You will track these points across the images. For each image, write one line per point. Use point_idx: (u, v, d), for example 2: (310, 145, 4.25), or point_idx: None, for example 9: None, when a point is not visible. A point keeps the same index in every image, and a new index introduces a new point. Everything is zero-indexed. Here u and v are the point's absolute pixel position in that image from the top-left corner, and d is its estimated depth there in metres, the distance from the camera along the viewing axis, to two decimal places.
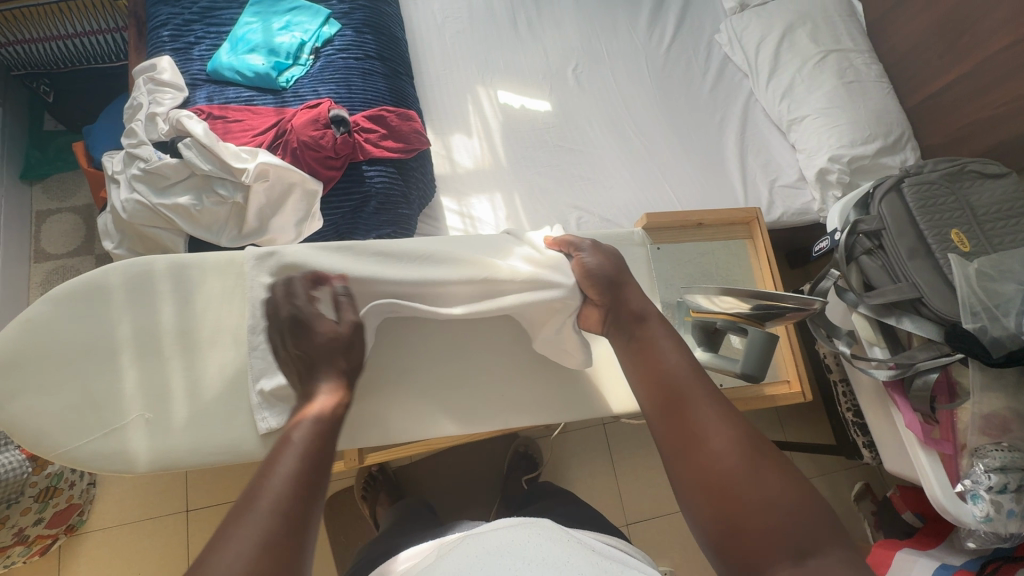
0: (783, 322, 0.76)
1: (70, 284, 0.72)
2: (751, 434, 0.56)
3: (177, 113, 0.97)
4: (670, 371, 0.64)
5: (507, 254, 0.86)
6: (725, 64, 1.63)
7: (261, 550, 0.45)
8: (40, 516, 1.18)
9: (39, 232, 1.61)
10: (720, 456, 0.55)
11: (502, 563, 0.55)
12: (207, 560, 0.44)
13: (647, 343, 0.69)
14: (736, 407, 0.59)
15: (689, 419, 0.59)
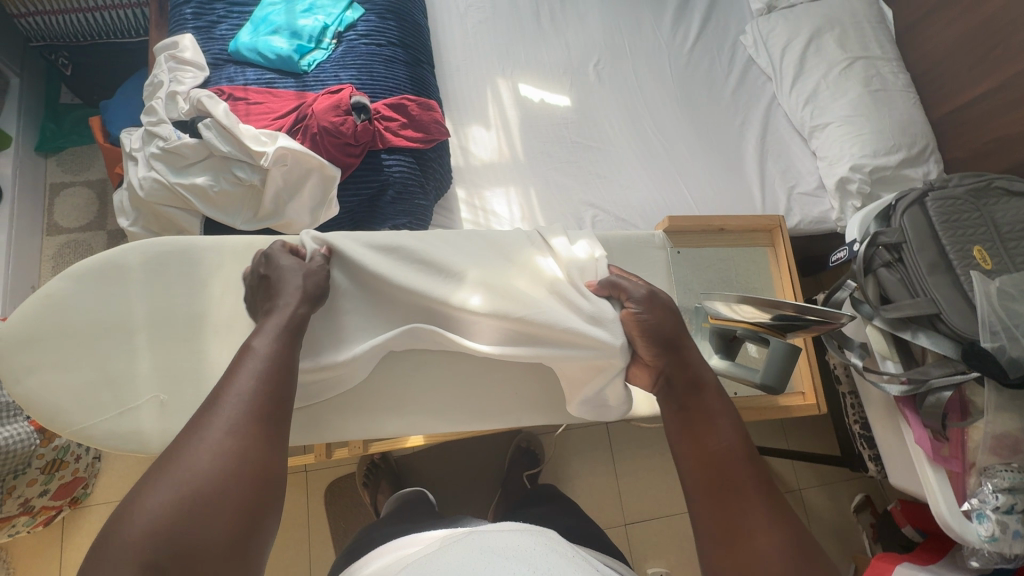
0: (804, 335, 0.75)
1: (92, 261, 0.72)
2: (801, 541, 0.53)
3: (198, 92, 0.97)
4: (720, 453, 0.60)
5: (554, 295, 0.81)
6: (749, 66, 1.61)
7: None
8: (46, 488, 1.19)
9: (52, 205, 1.61)
10: (767, 558, 0.52)
11: (505, 564, 0.55)
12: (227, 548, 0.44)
13: (698, 414, 0.64)
14: (787, 507, 0.56)
15: (737, 511, 0.55)
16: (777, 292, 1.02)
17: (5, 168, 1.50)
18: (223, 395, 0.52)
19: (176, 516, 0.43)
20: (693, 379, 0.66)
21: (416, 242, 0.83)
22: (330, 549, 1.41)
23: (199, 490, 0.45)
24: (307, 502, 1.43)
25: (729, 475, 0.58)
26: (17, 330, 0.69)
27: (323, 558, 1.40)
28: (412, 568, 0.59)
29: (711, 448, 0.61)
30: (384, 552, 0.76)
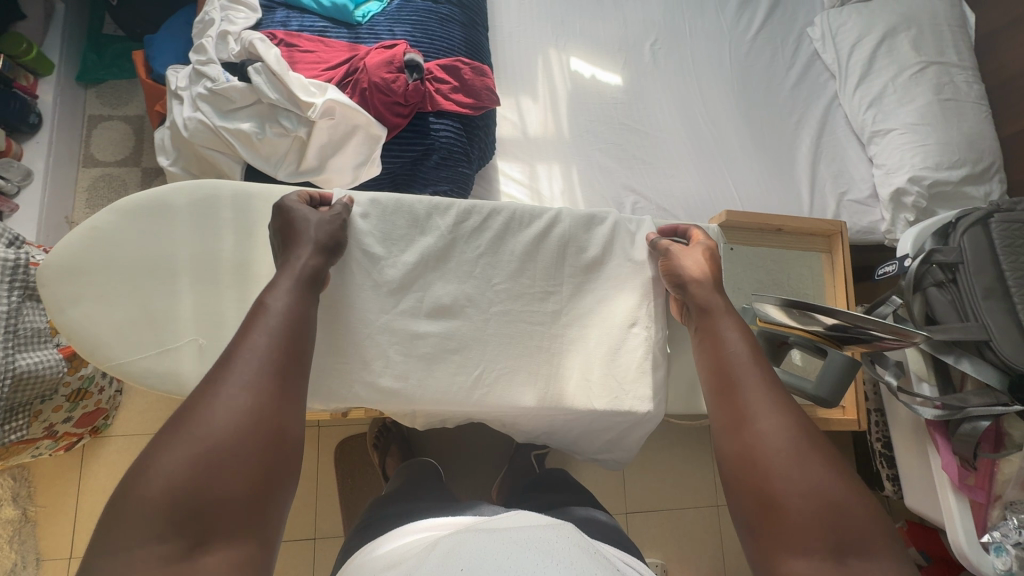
0: (863, 346, 0.76)
1: (140, 197, 0.71)
2: (803, 424, 0.59)
3: (251, 35, 0.94)
4: (731, 361, 0.66)
5: (622, 378, 0.81)
6: (813, 61, 1.53)
7: (262, 374, 0.55)
8: (70, 415, 1.22)
9: (89, 137, 1.61)
10: (766, 437, 0.58)
11: (531, 558, 0.54)
12: (211, 401, 0.52)
13: (709, 332, 0.71)
14: (790, 397, 0.62)
15: (745, 406, 0.61)
16: (825, 302, 0.99)
17: (46, 95, 1.50)
18: (233, 363, 0.55)
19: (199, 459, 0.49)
20: (702, 304, 0.73)
21: (470, 221, 0.80)
22: (336, 503, 1.44)
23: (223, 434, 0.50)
24: (317, 457, 1.46)
25: (740, 377, 0.64)
26: (62, 260, 0.69)
27: (328, 511, 1.43)
28: (439, 556, 0.58)
29: (724, 362, 0.67)
30: (401, 534, 0.78)
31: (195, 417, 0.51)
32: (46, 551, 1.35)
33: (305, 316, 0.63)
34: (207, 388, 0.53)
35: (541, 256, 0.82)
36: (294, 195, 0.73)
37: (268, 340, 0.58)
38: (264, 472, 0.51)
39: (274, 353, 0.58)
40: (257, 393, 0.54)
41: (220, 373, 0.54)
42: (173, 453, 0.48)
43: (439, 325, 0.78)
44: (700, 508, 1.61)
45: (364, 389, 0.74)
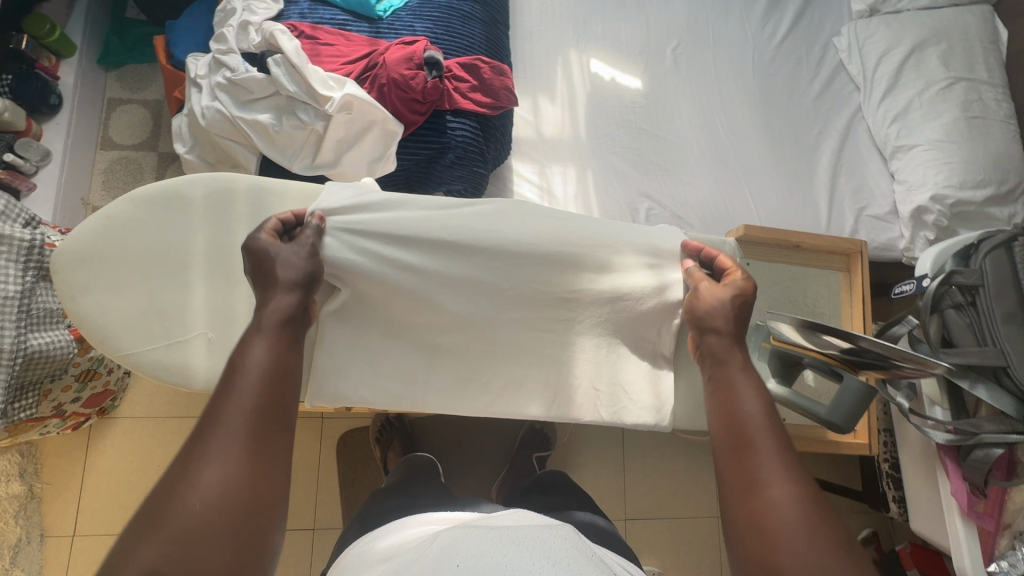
0: (880, 373, 0.75)
1: (156, 188, 0.71)
2: (816, 498, 0.55)
3: (272, 26, 0.94)
4: (745, 417, 0.64)
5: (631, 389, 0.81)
6: (838, 71, 1.50)
7: (248, 438, 0.52)
8: (78, 395, 1.23)
9: (108, 120, 1.63)
10: (776, 506, 0.55)
11: (530, 558, 0.54)
12: (195, 473, 0.49)
13: (724, 384, 0.68)
14: (805, 467, 0.58)
15: (757, 470, 0.58)
16: (841, 321, 0.97)
17: (67, 77, 1.51)
18: (220, 422, 0.53)
19: (180, 542, 0.45)
20: (719, 356, 0.71)
21: (480, 225, 0.79)
22: (336, 494, 1.45)
23: (206, 512, 0.47)
24: (319, 448, 1.47)
25: (755, 439, 0.61)
26: (77, 248, 0.69)
27: (328, 501, 1.44)
28: (433, 553, 0.57)
29: (735, 416, 0.64)
30: (392, 529, 0.77)
31: (173, 501, 0.47)
32: (50, 528, 1.37)
33: (289, 371, 0.60)
34: (186, 463, 0.50)
35: (553, 263, 0.80)
36: (263, 233, 0.68)
37: (250, 400, 0.55)
38: (246, 549, 0.47)
39: (256, 417, 0.54)
40: (238, 467, 0.50)
41: (200, 449, 0.51)
42: (148, 546, 0.44)
43: (448, 330, 0.77)
44: (700, 518, 1.60)
45: (370, 390, 0.74)
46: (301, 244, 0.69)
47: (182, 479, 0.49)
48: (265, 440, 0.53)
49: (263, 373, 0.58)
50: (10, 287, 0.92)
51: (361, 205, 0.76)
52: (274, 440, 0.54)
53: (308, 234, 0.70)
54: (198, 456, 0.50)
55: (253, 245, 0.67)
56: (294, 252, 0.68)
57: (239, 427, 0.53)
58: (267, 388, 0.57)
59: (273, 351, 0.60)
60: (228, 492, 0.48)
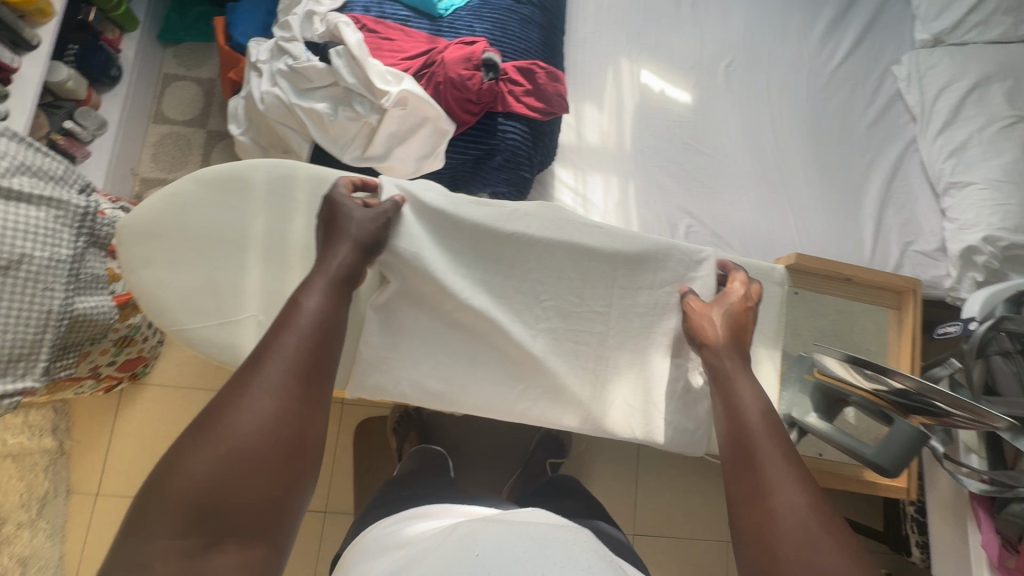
0: (928, 421, 0.75)
1: (220, 169, 0.73)
2: (824, 508, 0.55)
3: (336, 17, 0.95)
4: (750, 416, 0.65)
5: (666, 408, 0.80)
6: (894, 100, 1.46)
7: (290, 377, 0.56)
8: (114, 359, 1.27)
9: (162, 96, 1.67)
10: (782, 514, 0.55)
11: (549, 555, 0.54)
12: (242, 397, 0.54)
13: (726, 393, 0.69)
14: (811, 475, 0.59)
15: (762, 475, 0.59)
16: (887, 359, 0.95)
17: (128, 50, 1.57)
18: (268, 354, 0.57)
19: (221, 458, 0.50)
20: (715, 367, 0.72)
21: (530, 232, 0.79)
22: (350, 479, 1.47)
23: (246, 436, 0.51)
24: (338, 432, 1.49)
25: (761, 443, 0.62)
26: (142, 221, 0.71)
27: (342, 486, 1.46)
28: (455, 540, 0.58)
29: (736, 409, 0.67)
30: (413, 518, 0.78)
31: (218, 423, 0.52)
32: (75, 485, 1.42)
33: (334, 320, 0.63)
34: (236, 390, 0.55)
35: (594, 274, 0.81)
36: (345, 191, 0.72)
37: (297, 341, 0.59)
38: (276, 479, 0.52)
39: (299, 359, 0.58)
40: (280, 402, 0.55)
41: (250, 377, 0.55)
42: (194, 461, 0.49)
43: (487, 337, 0.78)
44: (710, 541, 1.58)
45: (409, 387, 0.74)
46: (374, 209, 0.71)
47: (229, 402, 0.53)
48: (308, 381, 0.58)
49: (309, 328, 0.60)
50: (62, 251, 0.94)
51: (416, 207, 0.76)
52: (316, 379, 0.59)
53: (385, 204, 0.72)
54: (247, 381, 0.55)
55: (329, 191, 0.72)
56: (361, 213, 0.70)
57: (287, 361, 0.57)
58: (315, 332, 0.61)
59: (321, 310, 0.63)
60: (269, 423, 0.53)
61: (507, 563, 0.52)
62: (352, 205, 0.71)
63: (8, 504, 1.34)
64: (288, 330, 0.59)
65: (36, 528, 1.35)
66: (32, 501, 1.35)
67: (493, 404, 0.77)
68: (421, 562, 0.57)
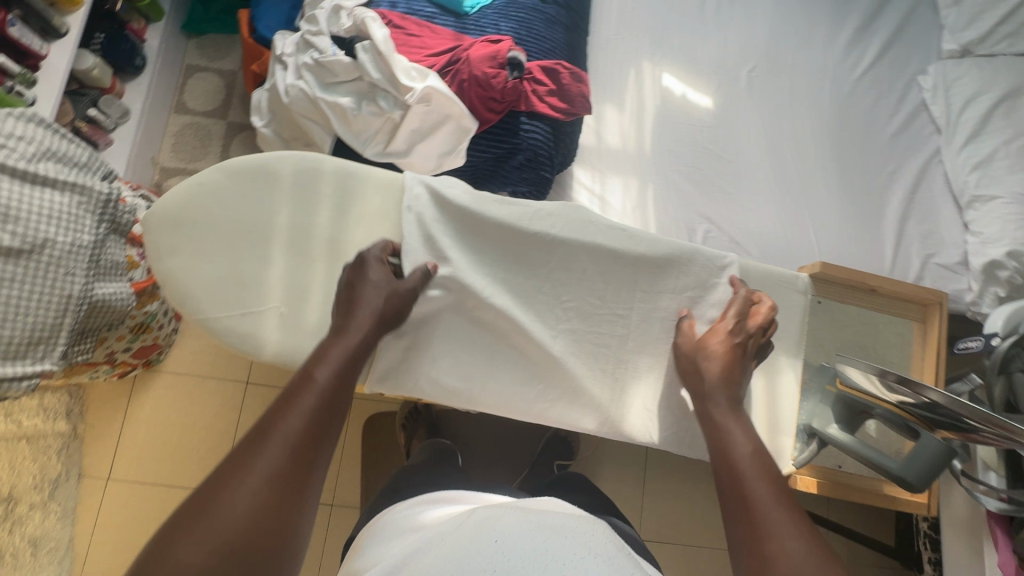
0: (952, 436, 0.72)
1: (247, 160, 0.74)
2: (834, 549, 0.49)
3: (364, 13, 0.96)
4: (742, 458, 0.61)
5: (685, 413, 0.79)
6: (919, 111, 1.44)
7: (291, 453, 0.52)
8: (129, 345, 1.29)
9: (184, 86, 1.69)
10: (789, 557, 0.48)
11: (566, 545, 0.53)
12: (239, 475, 0.49)
13: (717, 435, 0.65)
14: (810, 516, 0.53)
15: (761, 517, 0.53)
16: (910, 371, 0.94)
17: (153, 40, 1.59)
18: (272, 429, 0.53)
19: (210, 546, 0.45)
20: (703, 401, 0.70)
21: (554, 232, 0.79)
22: (358, 473, 1.47)
23: (239, 521, 0.47)
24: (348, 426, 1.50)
25: (756, 484, 0.57)
26: (168, 209, 0.71)
27: (349, 479, 1.46)
28: (472, 525, 0.58)
29: (725, 447, 0.63)
30: (432, 501, 0.78)
31: (210, 507, 0.47)
32: (87, 469, 1.43)
33: (346, 393, 0.61)
34: (231, 468, 0.50)
35: (615, 276, 0.80)
36: (378, 251, 0.71)
37: (303, 414, 0.55)
38: (264, 567, 0.46)
39: (308, 430, 0.55)
40: (278, 480, 0.50)
41: (248, 455, 0.51)
42: (185, 545, 0.45)
43: (507, 338, 0.77)
44: (716, 549, 1.57)
45: (428, 384, 0.74)
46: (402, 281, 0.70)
47: (224, 482, 0.49)
48: (311, 458, 0.53)
49: (316, 398, 0.57)
50: (84, 237, 0.93)
51: (440, 204, 0.76)
52: (319, 456, 0.54)
53: (415, 276, 0.71)
54: (245, 458, 0.51)
55: (363, 252, 0.71)
56: (387, 282, 0.69)
57: (291, 437, 0.53)
58: (322, 405, 0.57)
59: (336, 382, 0.60)
60: (265, 505, 0.48)
61: (524, 548, 0.52)
62: (379, 271, 0.70)
63: (21, 485, 1.35)
64: (294, 403, 0.56)
65: (48, 510, 1.36)
66: (45, 483, 1.37)
67: (510, 403, 0.77)
68: (436, 546, 0.57)
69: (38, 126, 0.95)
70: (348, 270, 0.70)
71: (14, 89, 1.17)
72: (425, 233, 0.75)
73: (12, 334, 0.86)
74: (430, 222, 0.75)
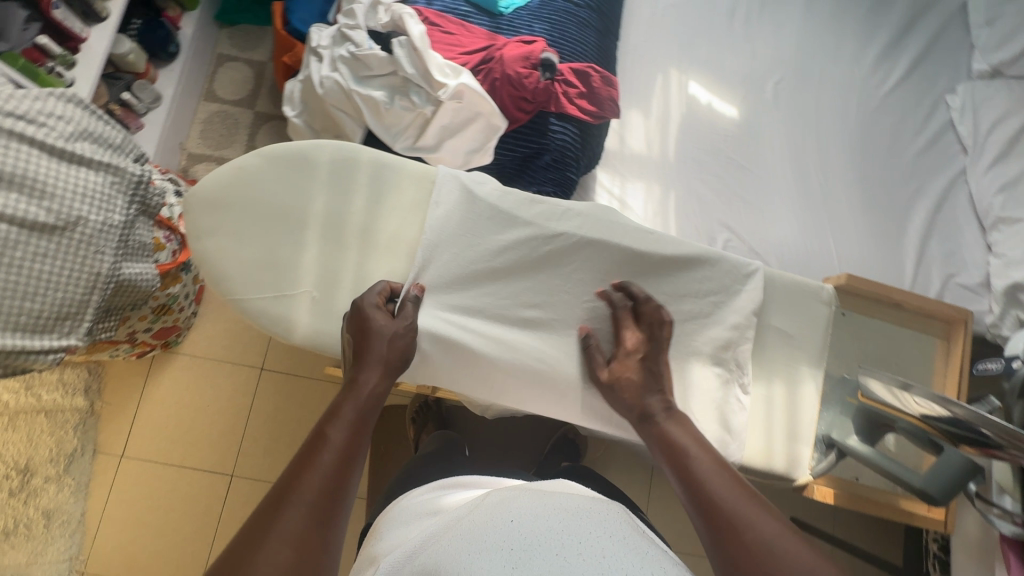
0: (976, 451, 0.70)
1: (287, 147, 0.76)
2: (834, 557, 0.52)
3: (402, 9, 0.98)
4: (707, 478, 0.63)
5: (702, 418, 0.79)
6: (946, 130, 1.44)
7: (310, 516, 0.53)
8: (151, 326, 1.31)
9: (214, 74, 1.72)
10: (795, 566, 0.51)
11: (584, 525, 0.54)
12: (261, 541, 0.49)
13: (678, 460, 0.67)
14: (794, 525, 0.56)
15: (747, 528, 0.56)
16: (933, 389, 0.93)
17: (187, 28, 1.62)
18: (291, 495, 0.54)
19: None
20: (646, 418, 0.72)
21: (581, 232, 0.80)
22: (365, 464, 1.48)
23: None
24: None
25: (731, 504, 0.59)
26: (210, 192, 0.73)
27: None
28: (487, 507, 0.59)
29: (695, 477, 0.64)
30: (450, 487, 0.79)
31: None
32: (102, 445, 1.45)
33: (360, 449, 0.62)
34: (251, 535, 0.50)
35: (639, 278, 0.81)
36: (375, 295, 0.71)
37: (320, 478, 0.56)
38: None
39: (325, 492, 0.56)
40: (300, 543, 0.50)
41: (268, 521, 0.51)
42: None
43: (530, 336, 0.79)
44: None
45: (449, 376, 0.75)
46: (401, 319, 0.70)
47: (246, 549, 0.49)
48: (330, 522, 0.54)
49: (332, 460, 0.58)
50: (115, 216, 0.92)
51: (470, 198, 0.78)
52: (336, 517, 0.55)
53: (411, 313, 0.71)
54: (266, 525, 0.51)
55: (358, 300, 0.70)
56: (386, 326, 0.69)
57: (310, 501, 0.54)
58: (337, 464, 0.58)
59: (350, 438, 0.61)
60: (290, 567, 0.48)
61: (539, 528, 0.53)
62: (382, 316, 0.69)
63: (37, 458, 1.38)
64: (310, 466, 0.57)
65: (62, 483, 1.38)
66: (60, 457, 1.39)
67: (530, 398, 0.77)
68: (452, 528, 0.58)
69: (75, 107, 0.94)
70: (349, 324, 0.70)
71: (54, 70, 1.20)
72: (454, 226, 0.76)
73: (41, 308, 0.85)
74: (460, 217, 0.77)
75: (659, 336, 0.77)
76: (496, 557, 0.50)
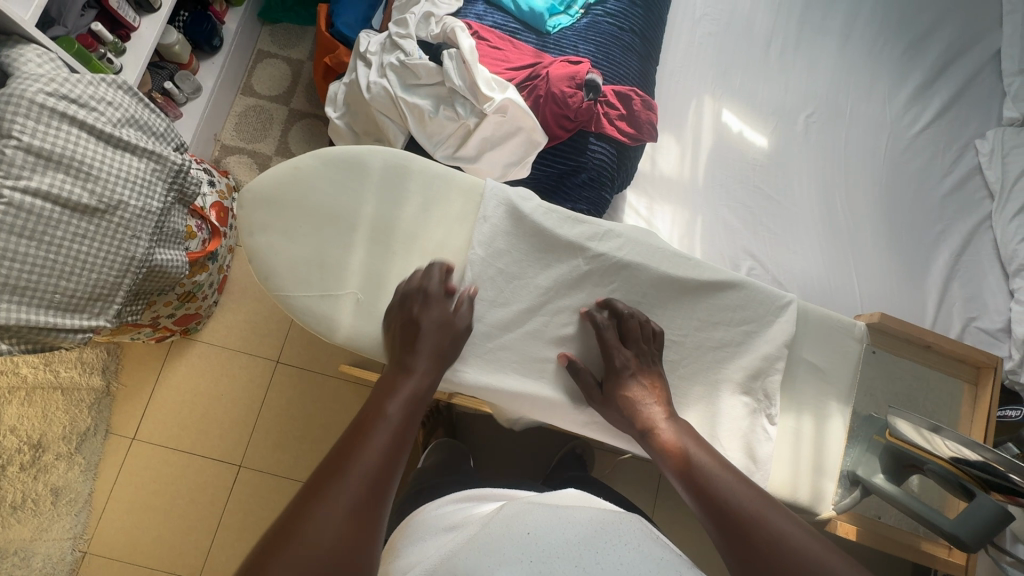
0: (1005, 498, 0.71)
1: (341, 150, 0.78)
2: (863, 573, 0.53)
3: (453, 23, 1.00)
4: (722, 492, 0.62)
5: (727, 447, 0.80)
6: (973, 174, 1.45)
7: (362, 489, 0.54)
8: (174, 311, 1.32)
9: (253, 69, 1.75)
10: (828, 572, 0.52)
11: (599, 536, 0.54)
12: (315, 505, 0.52)
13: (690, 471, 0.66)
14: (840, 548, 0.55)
15: (766, 524, 0.57)
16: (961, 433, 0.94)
17: (231, 23, 1.66)
18: (347, 462, 0.56)
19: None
20: (647, 424, 0.72)
21: (620, 253, 0.81)
22: None
23: (317, 551, 0.48)
24: None
25: (753, 514, 0.59)
26: (266, 188, 0.76)
27: None
28: (503, 521, 0.60)
29: (713, 488, 0.63)
30: (473, 498, 0.79)
31: (293, 534, 0.49)
32: (114, 426, 1.47)
33: (411, 432, 0.63)
34: (307, 501, 0.52)
35: (673, 301, 0.82)
36: (438, 283, 0.73)
37: (376, 450, 0.58)
38: None
39: (378, 468, 0.57)
40: (347, 517, 0.52)
41: (321, 490, 0.54)
42: (274, 573, 0.46)
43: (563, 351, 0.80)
44: None
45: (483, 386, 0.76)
46: (458, 315, 0.73)
47: (296, 518, 0.51)
48: (382, 498, 0.56)
49: (383, 437, 0.60)
50: (153, 203, 0.93)
51: (515, 214, 0.79)
52: (386, 491, 0.56)
53: (466, 312, 0.74)
54: (318, 493, 0.53)
55: (421, 283, 0.73)
56: (444, 316, 0.72)
57: (360, 475, 0.55)
58: (391, 445, 0.60)
59: (407, 412, 0.64)
60: (341, 539, 0.50)
61: (558, 542, 0.53)
62: (439, 306, 0.72)
63: (50, 434, 1.40)
64: (361, 440, 0.59)
65: (73, 461, 1.40)
66: (73, 435, 1.41)
67: (560, 412, 0.79)
68: (466, 544, 0.58)
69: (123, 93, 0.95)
70: (400, 303, 0.73)
71: (105, 56, 1.23)
72: (496, 239, 0.78)
73: (74, 289, 0.86)
74: (504, 231, 0.79)
75: (650, 350, 0.78)
76: (515, 569, 0.50)
